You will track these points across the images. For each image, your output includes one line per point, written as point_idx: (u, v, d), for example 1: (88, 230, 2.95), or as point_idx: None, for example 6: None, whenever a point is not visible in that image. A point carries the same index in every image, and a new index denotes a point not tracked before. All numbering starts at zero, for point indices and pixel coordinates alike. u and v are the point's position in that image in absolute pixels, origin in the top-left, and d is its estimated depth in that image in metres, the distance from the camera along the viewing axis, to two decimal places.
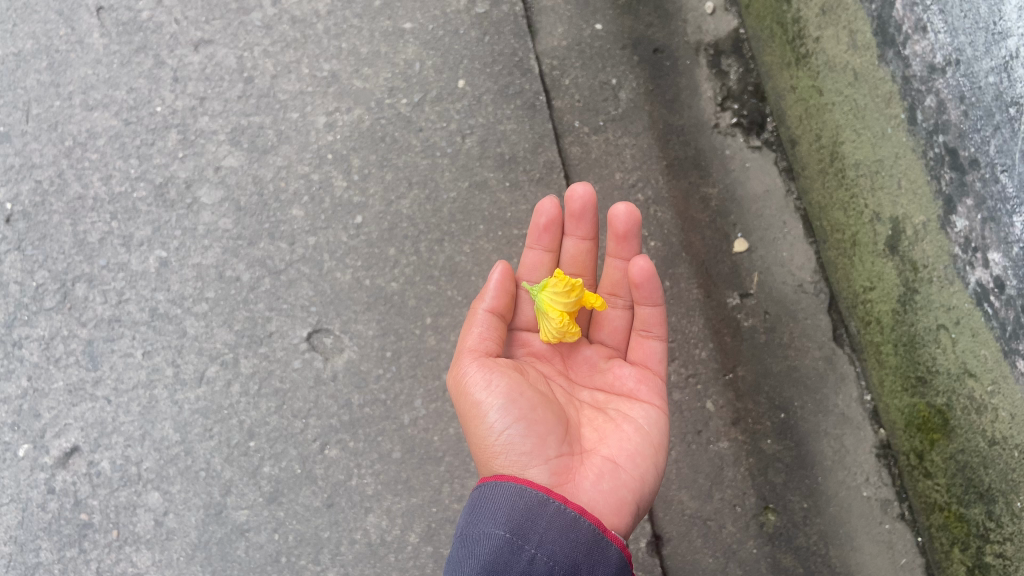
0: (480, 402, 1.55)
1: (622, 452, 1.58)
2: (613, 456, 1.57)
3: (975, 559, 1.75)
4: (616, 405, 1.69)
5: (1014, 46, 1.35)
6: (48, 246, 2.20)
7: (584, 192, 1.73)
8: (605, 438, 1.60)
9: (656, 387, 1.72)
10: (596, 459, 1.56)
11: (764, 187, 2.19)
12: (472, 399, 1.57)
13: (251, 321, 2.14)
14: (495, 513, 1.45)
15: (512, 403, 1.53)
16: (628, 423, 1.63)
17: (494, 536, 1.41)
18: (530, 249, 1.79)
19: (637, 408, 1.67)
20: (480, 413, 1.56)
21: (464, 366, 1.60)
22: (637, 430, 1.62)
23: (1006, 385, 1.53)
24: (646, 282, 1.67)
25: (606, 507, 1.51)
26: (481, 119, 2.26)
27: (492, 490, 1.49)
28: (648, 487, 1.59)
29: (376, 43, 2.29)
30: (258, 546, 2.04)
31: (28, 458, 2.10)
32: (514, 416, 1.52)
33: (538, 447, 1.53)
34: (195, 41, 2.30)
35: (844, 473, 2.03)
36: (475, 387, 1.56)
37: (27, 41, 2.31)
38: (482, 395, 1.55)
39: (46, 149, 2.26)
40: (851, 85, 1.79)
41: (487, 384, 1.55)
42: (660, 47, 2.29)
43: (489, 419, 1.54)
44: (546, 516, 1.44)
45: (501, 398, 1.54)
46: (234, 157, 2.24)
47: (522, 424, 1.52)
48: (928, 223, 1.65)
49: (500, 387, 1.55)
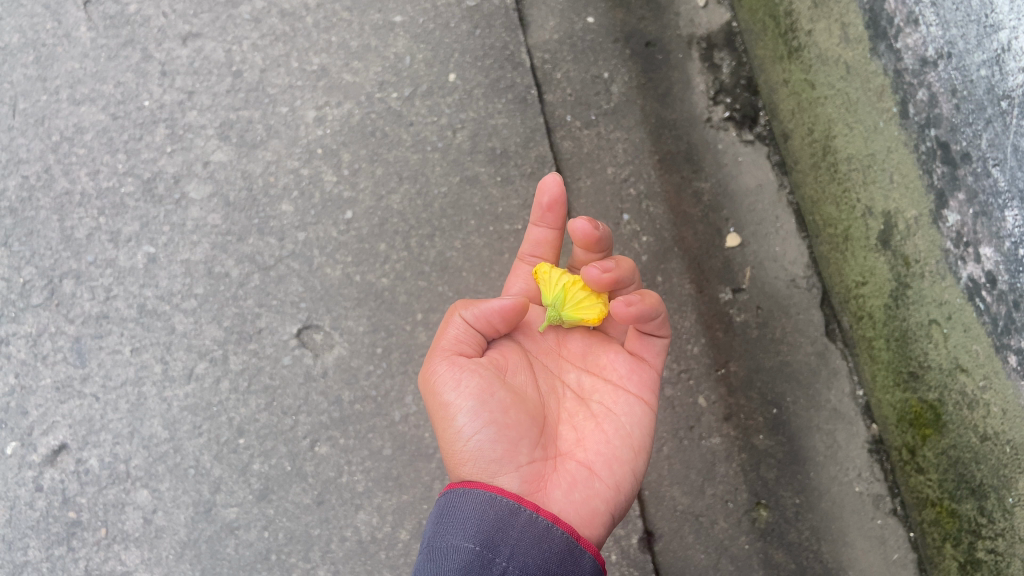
0: (449, 404, 1.53)
1: (599, 457, 1.57)
2: (590, 462, 1.56)
3: (968, 555, 1.74)
4: (601, 396, 1.64)
5: (1005, 39, 1.34)
6: (36, 242, 2.18)
7: (584, 229, 1.63)
8: (583, 441, 1.59)
9: (646, 380, 1.67)
10: (571, 464, 1.55)
11: (757, 182, 2.18)
12: (443, 398, 1.55)
13: (241, 318, 2.13)
14: (465, 524, 1.44)
15: (480, 408, 1.51)
16: (609, 422, 1.61)
17: (464, 550, 1.40)
18: (537, 226, 1.75)
19: (622, 402, 1.63)
20: (450, 414, 1.54)
21: (434, 364, 1.58)
22: (617, 431, 1.60)
23: (998, 380, 1.52)
24: (637, 308, 1.53)
25: (577, 518, 1.51)
26: (472, 114, 2.25)
27: (461, 499, 1.47)
28: (622, 495, 1.58)
29: (366, 37, 2.27)
30: (248, 544, 2.03)
31: (16, 455, 2.08)
32: (485, 421, 1.51)
33: (509, 454, 1.51)
34: (183, 35, 2.28)
35: (836, 469, 2.02)
36: (446, 388, 1.55)
37: (14, 35, 2.28)
38: (451, 397, 1.54)
39: (33, 144, 2.24)
40: (844, 78, 1.78)
41: (456, 387, 1.53)
42: (652, 40, 2.28)
43: (458, 422, 1.52)
44: (517, 526, 1.43)
45: (472, 400, 1.52)
46: (223, 152, 2.22)
47: (492, 429, 1.50)
48: (920, 217, 1.64)
49: (469, 390, 1.53)
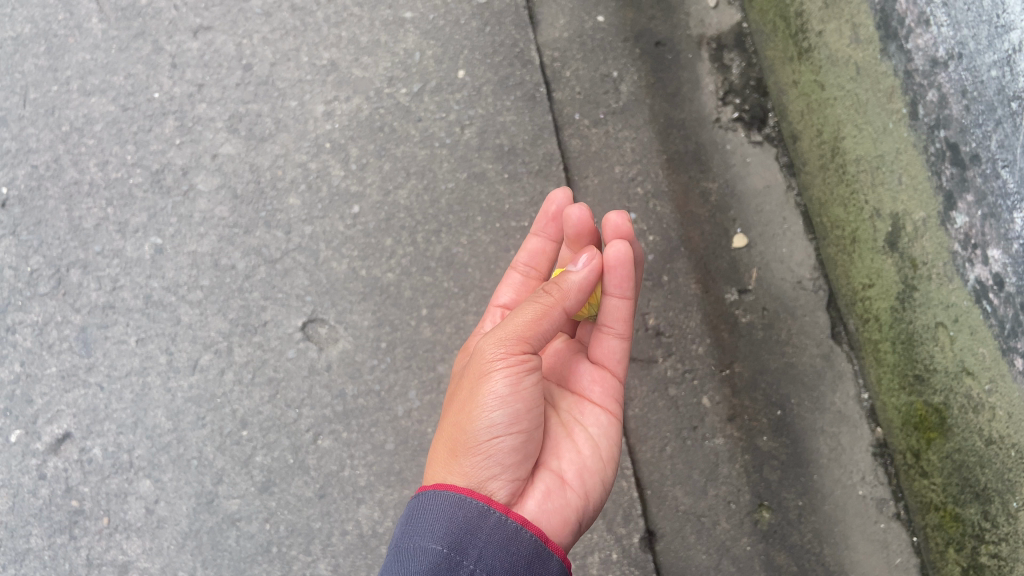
0: (492, 394, 1.47)
1: (571, 467, 1.57)
2: (563, 472, 1.56)
3: (971, 560, 1.73)
4: (570, 406, 1.65)
5: (1016, 40, 1.33)
6: (44, 231, 2.19)
7: (618, 223, 1.64)
8: (558, 451, 1.59)
9: (612, 390, 1.67)
10: (546, 473, 1.54)
11: (764, 183, 2.18)
12: (490, 385, 1.48)
13: (246, 310, 2.13)
14: (432, 526, 1.38)
15: (519, 413, 1.48)
16: (582, 434, 1.61)
17: (430, 552, 1.33)
18: (535, 236, 1.83)
19: (591, 414, 1.64)
20: (484, 400, 1.47)
21: (495, 348, 1.49)
22: (588, 443, 1.60)
23: (1004, 383, 1.51)
24: (615, 269, 1.56)
25: (550, 527, 1.49)
26: (480, 110, 2.25)
27: (433, 500, 1.42)
28: (590, 506, 1.58)
29: (376, 32, 2.28)
30: (249, 536, 2.02)
31: (20, 443, 2.08)
32: (514, 427, 1.48)
33: (514, 462, 1.49)
34: (194, 27, 2.29)
35: (840, 472, 2.01)
36: (498, 378, 1.48)
37: (25, 25, 2.30)
38: (500, 389, 1.47)
39: (42, 134, 2.25)
40: (854, 80, 1.77)
41: (514, 383, 1.48)
42: (662, 40, 2.28)
43: (491, 415, 1.46)
44: (486, 528, 1.38)
45: (515, 402, 1.48)
46: (231, 144, 2.23)
47: (515, 435, 1.48)
48: (928, 219, 1.63)
49: (521, 392, 1.49)
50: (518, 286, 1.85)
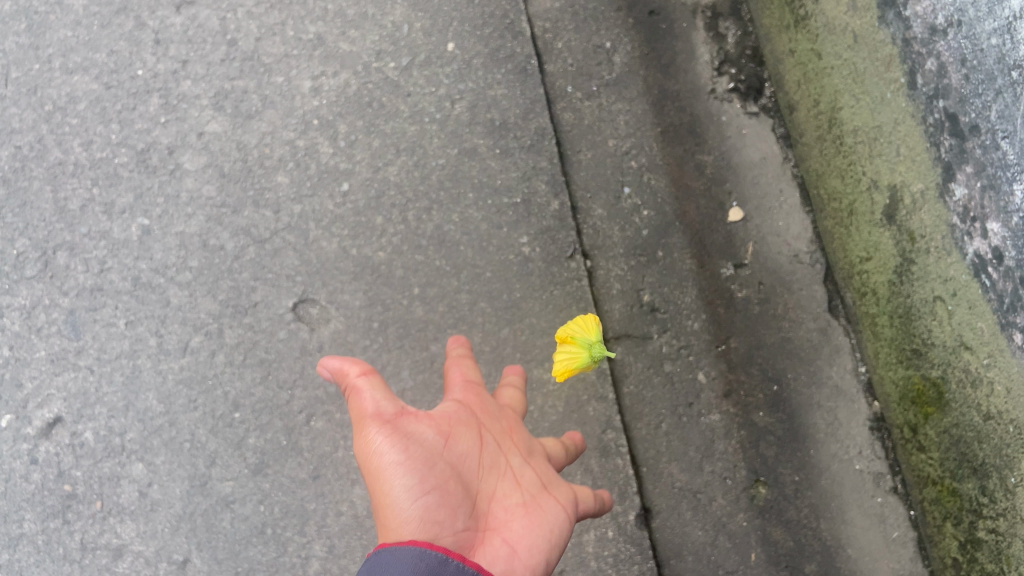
0: (388, 462, 1.31)
1: (526, 542, 1.32)
2: (516, 547, 1.31)
3: (968, 534, 1.72)
4: (539, 496, 1.42)
5: (1017, 7, 1.30)
6: (29, 213, 2.15)
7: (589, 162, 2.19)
8: (513, 526, 1.33)
9: (558, 496, 1.44)
10: (495, 538, 1.31)
11: (761, 155, 2.16)
12: (377, 459, 1.32)
13: (236, 291, 2.10)
14: None
15: (423, 475, 1.31)
16: (540, 517, 1.38)
17: None
18: None
19: (552, 507, 1.42)
20: (385, 475, 1.31)
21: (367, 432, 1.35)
22: (546, 526, 1.37)
23: (1003, 358, 1.49)
24: None
25: None
26: (471, 84, 2.20)
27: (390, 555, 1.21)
28: None
29: (363, 5, 2.23)
30: (243, 518, 2.00)
31: (11, 428, 2.04)
32: (427, 488, 1.30)
33: (450, 515, 1.29)
34: (177, 2, 2.24)
35: (837, 446, 2.00)
36: (384, 451, 1.32)
37: (4, 2, 2.24)
38: (394, 456, 1.31)
39: (25, 114, 2.20)
40: (851, 48, 1.73)
41: (401, 448, 1.32)
42: (656, 9, 2.24)
43: (395, 487, 1.30)
44: None
45: (414, 463, 1.31)
46: (217, 122, 2.19)
47: (435, 494, 1.29)
48: (927, 191, 1.59)
49: (413, 454, 1.33)
50: (466, 368, 1.59)
